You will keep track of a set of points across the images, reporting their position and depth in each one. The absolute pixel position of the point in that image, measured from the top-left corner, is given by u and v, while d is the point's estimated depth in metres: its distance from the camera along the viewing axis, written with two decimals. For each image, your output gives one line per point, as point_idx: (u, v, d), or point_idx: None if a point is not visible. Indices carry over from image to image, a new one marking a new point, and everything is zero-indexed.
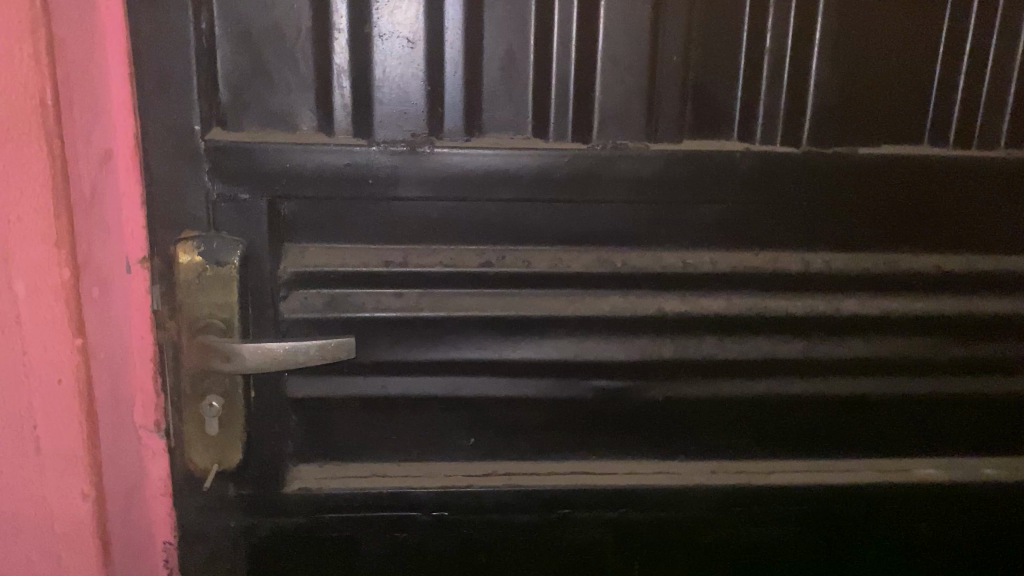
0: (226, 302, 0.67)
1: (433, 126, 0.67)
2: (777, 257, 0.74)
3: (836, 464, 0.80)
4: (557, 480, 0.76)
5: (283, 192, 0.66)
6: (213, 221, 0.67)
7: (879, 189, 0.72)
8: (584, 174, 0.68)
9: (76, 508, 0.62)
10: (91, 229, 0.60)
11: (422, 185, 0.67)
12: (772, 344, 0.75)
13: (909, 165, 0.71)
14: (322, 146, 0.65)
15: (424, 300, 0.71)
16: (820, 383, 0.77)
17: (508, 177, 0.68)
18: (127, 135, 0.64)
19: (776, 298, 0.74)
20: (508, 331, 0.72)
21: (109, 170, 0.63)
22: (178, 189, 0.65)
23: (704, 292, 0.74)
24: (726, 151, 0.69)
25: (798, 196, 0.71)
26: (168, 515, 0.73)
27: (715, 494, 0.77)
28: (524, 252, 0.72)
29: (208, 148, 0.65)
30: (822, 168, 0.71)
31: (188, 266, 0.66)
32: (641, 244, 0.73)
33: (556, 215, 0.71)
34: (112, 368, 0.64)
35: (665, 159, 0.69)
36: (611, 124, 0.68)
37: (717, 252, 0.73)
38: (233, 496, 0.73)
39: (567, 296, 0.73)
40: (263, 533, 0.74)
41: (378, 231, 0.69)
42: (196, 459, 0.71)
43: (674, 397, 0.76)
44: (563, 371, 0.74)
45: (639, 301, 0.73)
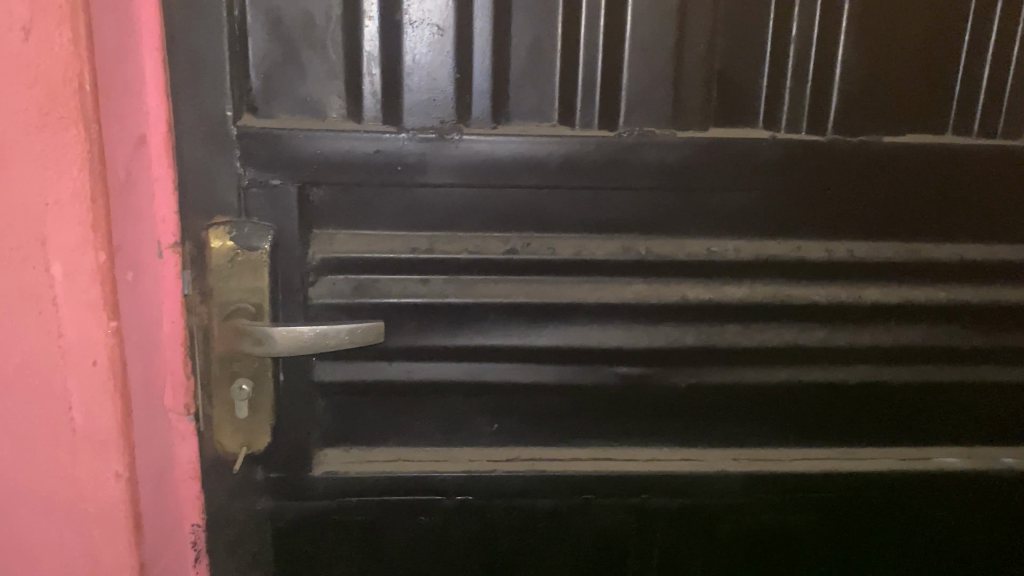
0: (256, 286, 0.68)
1: (461, 114, 0.67)
2: (799, 246, 0.74)
3: (856, 452, 0.80)
4: (581, 465, 0.76)
5: (313, 179, 0.67)
6: (244, 207, 0.68)
7: (901, 179, 0.72)
8: (610, 161, 0.69)
9: (109, 489, 0.63)
10: (125, 213, 0.61)
11: (449, 172, 0.68)
12: (794, 332, 0.75)
13: (932, 154, 0.72)
14: (351, 134, 0.66)
15: (450, 286, 0.72)
16: (841, 371, 0.77)
17: (534, 164, 0.68)
18: (160, 121, 0.65)
19: (798, 287, 0.75)
20: (533, 318, 0.73)
21: (142, 156, 0.64)
22: (210, 175, 0.66)
23: (728, 279, 0.74)
24: (751, 138, 0.69)
25: (820, 185, 0.72)
26: (196, 498, 0.74)
27: (737, 480, 0.78)
28: (550, 240, 0.72)
29: (240, 134, 0.65)
30: (845, 157, 0.71)
31: (220, 251, 0.68)
32: (665, 232, 0.73)
33: (582, 203, 0.71)
34: (144, 352, 0.65)
35: (691, 146, 0.69)
36: (637, 111, 0.68)
37: (741, 240, 0.74)
38: (260, 479, 0.74)
39: (592, 284, 0.73)
40: (289, 517, 0.75)
41: (404, 218, 0.70)
42: (225, 442, 0.72)
43: (696, 383, 0.76)
44: (587, 358, 0.74)
45: (662, 288, 0.73)
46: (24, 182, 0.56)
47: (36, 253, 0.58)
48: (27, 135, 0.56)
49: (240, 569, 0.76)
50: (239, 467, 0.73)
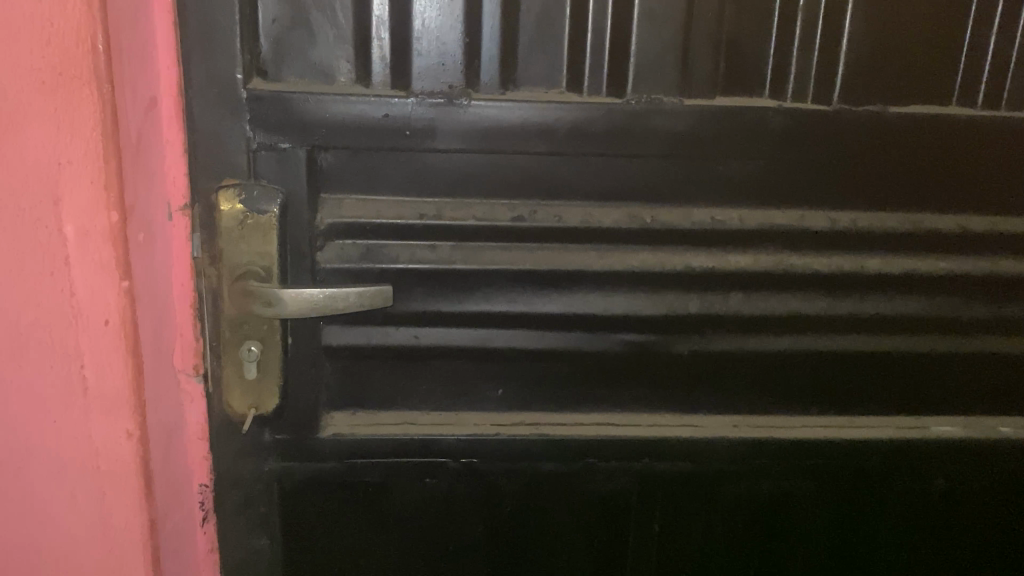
0: (265, 250, 0.69)
1: (470, 79, 0.67)
2: (803, 215, 0.75)
3: (855, 421, 0.81)
4: (584, 430, 0.77)
5: (322, 143, 0.67)
6: (253, 170, 0.68)
7: (905, 150, 0.73)
8: (617, 129, 0.69)
9: (120, 447, 0.64)
10: (137, 176, 0.62)
11: (458, 138, 0.69)
12: (796, 301, 0.76)
13: (937, 126, 0.72)
14: (360, 98, 0.66)
15: (457, 253, 0.72)
16: (842, 340, 0.78)
17: (543, 130, 0.69)
18: (171, 84, 0.65)
19: (802, 256, 0.75)
20: (538, 285, 0.74)
21: (154, 118, 0.64)
22: (220, 138, 0.67)
23: (733, 248, 0.75)
24: (759, 107, 0.70)
25: (826, 155, 0.72)
26: (205, 458, 0.75)
27: (737, 447, 0.79)
28: (556, 207, 0.73)
29: (250, 97, 0.66)
30: (852, 127, 0.71)
31: (229, 213, 0.68)
32: (671, 200, 0.74)
33: (589, 170, 0.72)
34: (155, 313, 0.66)
35: (698, 114, 0.70)
36: (645, 79, 0.69)
37: (746, 209, 0.74)
38: (268, 441, 0.75)
39: (597, 252, 0.74)
40: (296, 479, 0.76)
41: (412, 185, 0.71)
42: (233, 404, 0.73)
43: (699, 351, 0.77)
44: (591, 325, 0.75)
45: (667, 257, 0.74)
46: (39, 143, 0.57)
47: (50, 213, 0.58)
48: (41, 95, 0.56)
49: (248, 529, 0.77)
50: (247, 429, 0.73)
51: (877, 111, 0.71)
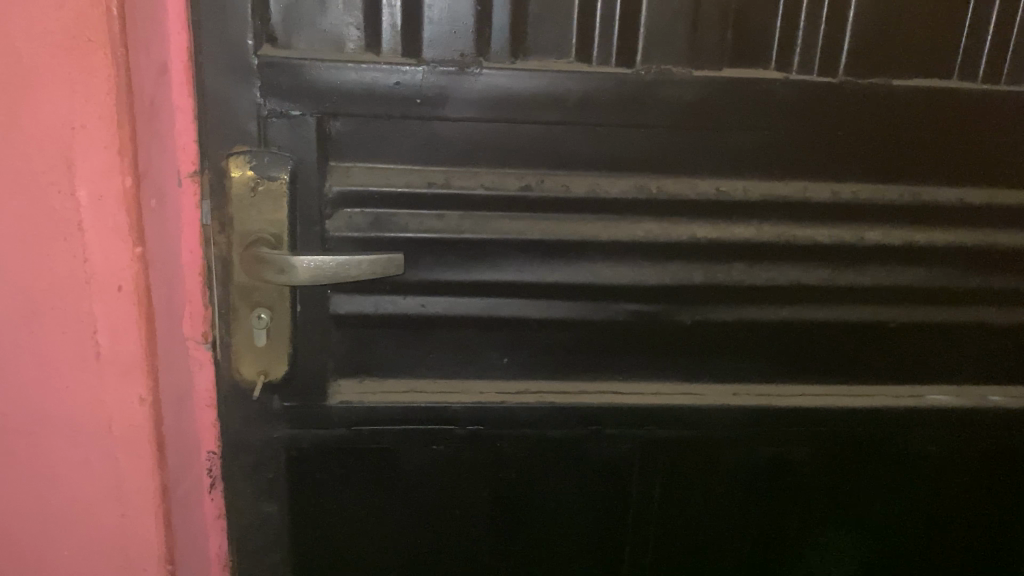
0: (276, 217, 0.69)
1: (481, 47, 0.67)
2: (806, 187, 0.76)
3: (852, 390, 0.83)
4: (588, 397, 0.79)
5: (333, 110, 0.67)
6: (265, 137, 0.68)
7: (907, 124, 0.74)
8: (626, 99, 0.70)
9: (133, 412, 0.65)
10: (149, 141, 0.62)
11: (468, 107, 0.69)
12: (798, 271, 0.78)
13: (940, 101, 0.73)
14: (371, 65, 0.66)
15: (466, 222, 0.73)
16: (841, 310, 0.80)
17: (553, 100, 0.69)
18: (181, 49, 0.65)
19: (804, 227, 0.77)
20: (546, 254, 0.74)
21: (165, 84, 0.64)
22: (231, 105, 0.66)
23: (736, 219, 0.76)
24: (766, 79, 0.70)
25: (828, 127, 0.74)
26: (213, 425, 0.75)
27: (738, 415, 0.81)
28: (563, 177, 0.73)
29: (261, 64, 0.65)
30: (856, 99, 0.72)
31: (240, 179, 0.68)
32: (676, 171, 0.75)
33: (596, 140, 0.73)
34: (166, 280, 0.66)
35: (706, 85, 0.70)
36: (654, 49, 0.69)
37: (750, 180, 0.75)
38: (276, 409, 0.75)
39: (603, 222, 0.75)
40: (304, 445, 0.77)
41: (421, 153, 0.71)
42: (243, 370, 0.73)
43: (702, 320, 0.78)
44: (597, 294, 0.76)
45: (673, 228, 0.75)
46: (53, 106, 0.57)
47: (63, 177, 0.58)
48: (56, 59, 0.56)
49: (256, 496, 0.78)
50: (257, 395, 0.74)
51: (882, 84, 0.72)
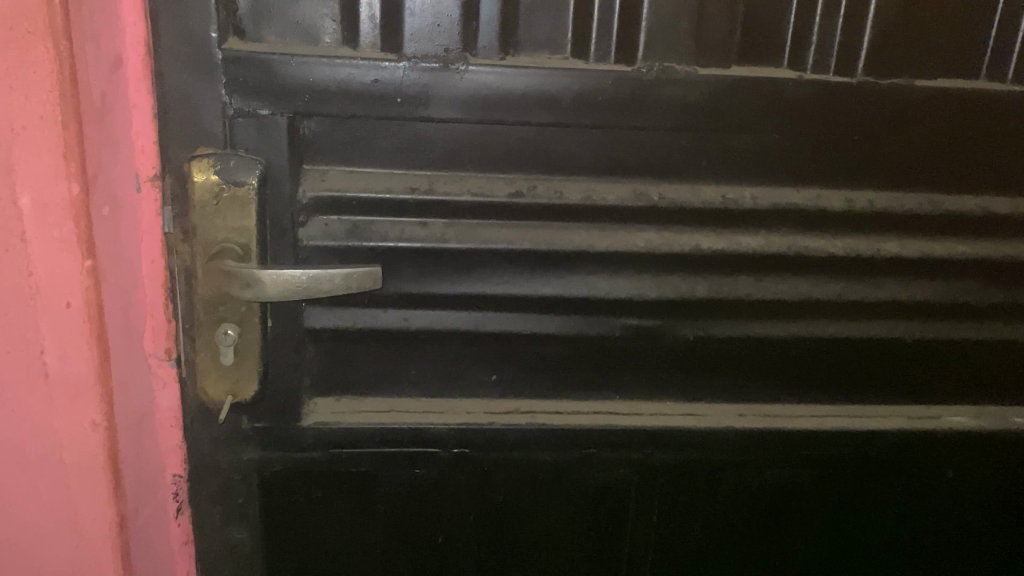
0: (243, 225, 0.63)
1: (467, 42, 0.62)
2: (817, 195, 0.71)
3: (865, 410, 0.78)
4: (582, 418, 0.73)
5: (305, 109, 0.62)
6: (230, 139, 0.62)
7: (927, 128, 0.68)
8: (626, 99, 0.64)
9: (85, 438, 0.59)
10: (100, 143, 0.56)
11: (453, 106, 0.63)
12: (808, 284, 0.72)
13: (962, 103, 0.68)
14: (348, 61, 0.61)
15: (451, 230, 0.68)
16: (854, 326, 0.74)
17: (545, 99, 0.63)
18: (138, 42, 0.59)
19: (816, 238, 0.71)
20: (538, 265, 0.69)
21: (119, 80, 0.58)
22: (193, 103, 0.61)
23: (743, 228, 0.70)
24: (777, 78, 0.65)
25: (843, 131, 0.68)
26: (178, 447, 0.70)
27: (743, 437, 0.75)
28: (557, 182, 0.68)
29: (225, 59, 0.60)
30: (874, 101, 0.67)
31: (203, 185, 0.62)
32: (678, 176, 0.69)
33: (591, 142, 0.67)
34: (122, 294, 0.60)
35: (713, 85, 0.64)
36: (657, 45, 0.63)
37: (757, 187, 0.70)
38: (246, 429, 0.70)
39: (599, 230, 0.69)
40: (277, 468, 0.71)
41: (402, 156, 0.66)
42: (209, 391, 0.67)
43: (705, 336, 0.73)
44: (592, 308, 0.71)
45: (675, 237, 0.70)
46: None
47: (4, 184, 0.53)
48: None
49: (226, 521, 0.73)
50: (224, 418, 0.68)
51: (901, 86, 0.66)
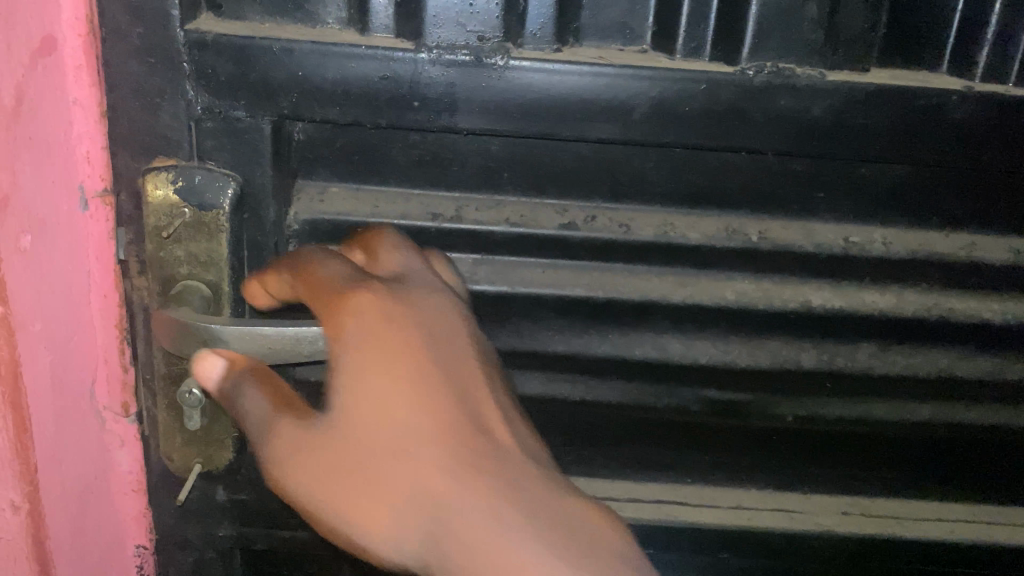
0: (211, 257, 0.49)
1: (509, 26, 0.46)
2: (973, 242, 0.53)
3: (1005, 515, 0.61)
4: (641, 510, 0.58)
5: (294, 113, 0.47)
6: (198, 148, 0.48)
7: (233, 379, 0.43)
8: (725, 112, 0.47)
9: (4, 521, 0.47)
10: (21, 154, 0.42)
11: (486, 116, 0.47)
12: (948, 359, 0.55)
13: (249, 377, 0.43)
14: (350, 49, 0.45)
15: (482, 269, 0.53)
16: (1006, 413, 0.57)
17: (613, 108, 0.47)
18: (77, 17, 0.44)
19: (965, 298, 0.54)
20: (591, 318, 0.54)
21: (49, 67, 0.43)
22: (149, 99, 0.46)
23: (866, 281, 0.54)
24: (936, 88, 0.47)
25: (383, 314, 0.40)
26: (141, 514, 0.57)
27: (844, 542, 0.60)
28: (623, 212, 0.52)
29: (187, 42, 0.45)
30: (365, 389, 0.39)
31: (157, 207, 0.48)
32: (787, 210, 0.52)
33: (671, 164, 0.51)
34: (56, 345, 0.47)
35: (845, 96, 0.46)
36: (772, 36, 0.46)
37: (892, 228, 0.53)
38: (221, 501, 0.57)
39: (676, 278, 0.53)
40: (258, 546, 0.59)
41: (423, 172, 0.51)
42: (174, 457, 0.54)
43: (806, 416, 0.56)
44: (660, 374, 0.55)
45: (776, 290, 0.53)
46: None
47: None
48: None
49: None
50: (185, 497, 0.55)
51: (400, 265, 0.44)
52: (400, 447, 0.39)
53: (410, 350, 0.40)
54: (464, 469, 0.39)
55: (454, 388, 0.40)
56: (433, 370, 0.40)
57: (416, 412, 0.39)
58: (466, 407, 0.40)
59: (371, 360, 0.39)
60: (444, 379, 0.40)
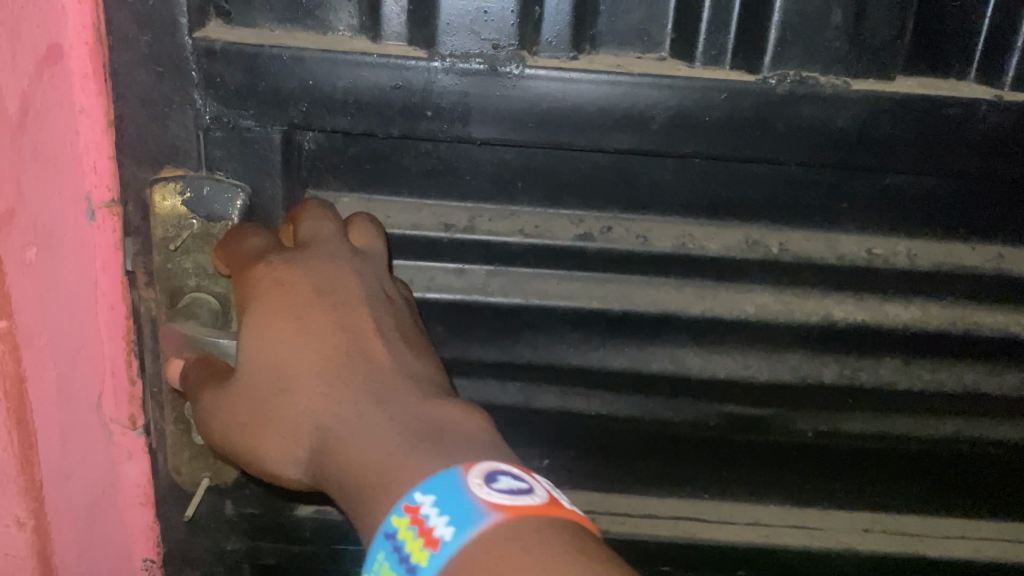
0: (219, 269, 0.48)
1: (525, 34, 0.44)
2: (1001, 254, 0.51)
3: None
4: (656, 525, 0.57)
5: (304, 122, 0.46)
6: (207, 158, 0.47)
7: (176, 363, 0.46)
8: (746, 122, 0.45)
9: (8, 537, 0.46)
10: (25, 166, 0.40)
11: (500, 125, 0.46)
12: (974, 374, 0.54)
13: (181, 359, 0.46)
14: (362, 58, 0.44)
15: (495, 280, 0.52)
16: None
17: (630, 118, 0.46)
18: (83, 25, 0.43)
19: (992, 312, 0.52)
20: (607, 331, 0.52)
21: (55, 77, 0.42)
22: (157, 109, 0.45)
23: (891, 294, 0.52)
24: (964, 97, 0.45)
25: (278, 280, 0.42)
26: (149, 527, 0.57)
27: (866, 560, 0.58)
28: (640, 223, 0.51)
29: (196, 50, 0.44)
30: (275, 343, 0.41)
31: (164, 217, 0.47)
32: (809, 221, 0.51)
33: (690, 174, 0.49)
34: (62, 359, 0.46)
35: (869, 105, 0.45)
36: (796, 43, 0.44)
37: (917, 239, 0.51)
38: (230, 516, 0.56)
39: (695, 290, 0.52)
40: (268, 561, 0.58)
41: (434, 181, 0.50)
42: (182, 472, 0.53)
43: (828, 431, 0.55)
44: (678, 388, 0.54)
45: (798, 302, 0.52)
46: None
47: None
48: None
49: None
50: (193, 513, 0.54)
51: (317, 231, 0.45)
52: (302, 394, 0.41)
53: (303, 302, 0.42)
54: (336, 395, 0.41)
55: (336, 322, 0.42)
56: (310, 309, 0.42)
57: (296, 347, 0.41)
58: (353, 343, 0.42)
59: (253, 310, 0.42)
60: (318, 313, 0.42)
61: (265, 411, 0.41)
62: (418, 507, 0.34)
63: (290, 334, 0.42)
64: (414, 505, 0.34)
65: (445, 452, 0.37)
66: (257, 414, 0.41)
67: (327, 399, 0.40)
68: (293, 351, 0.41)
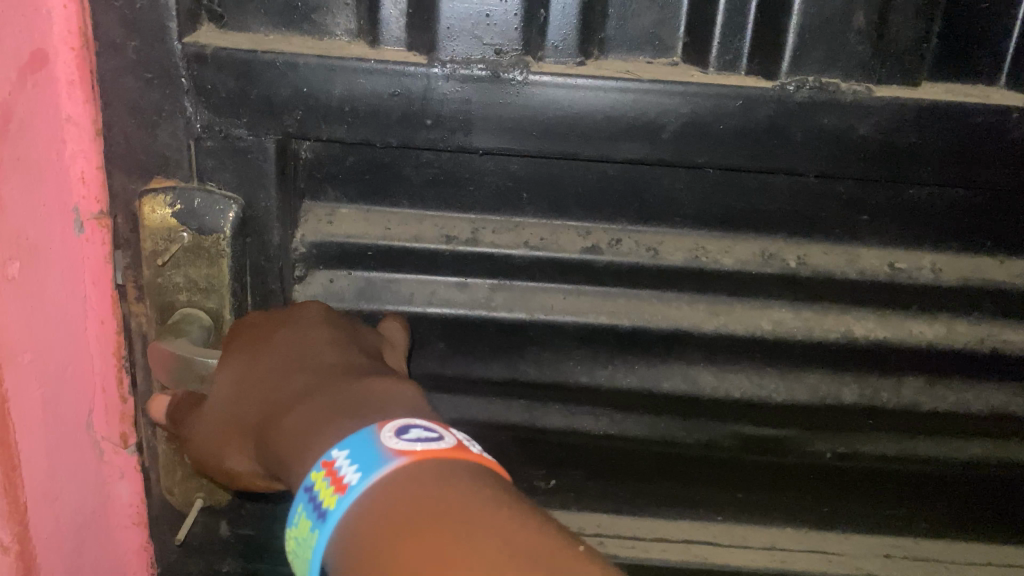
0: (211, 284, 0.46)
1: (530, 39, 0.43)
2: None
3: None
4: (665, 550, 0.55)
5: (299, 132, 0.44)
6: (198, 168, 0.45)
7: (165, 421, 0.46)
8: (763, 130, 0.43)
9: None
10: (8, 178, 0.38)
11: (504, 135, 0.44)
12: (1003, 395, 0.51)
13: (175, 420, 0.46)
14: (359, 63, 0.42)
15: (498, 295, 0.50)
16: None
17: (641, 126, 0.43)
18: (69, 30, 0.41)
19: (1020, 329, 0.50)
20: (615, 349, 0.50)
21: (39, 84, 0.40)
22: (146, 117, 0.43)
23: (914, 310, 0.50)
24: (993, 104, 0.43)
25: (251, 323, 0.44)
26: (142, 547, 0.55)
27: None
28: (650, 235, 0.49)
29: (186, 55, 0.42)
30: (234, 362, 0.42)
31: (154, 231, 0.46)
32: (827, 234, 0.49)
33: (701, 185, 0.47)
34: (49, 377, 0.44)
35: (892, 113, 0.43)
36: (817, 48, 0.42)
37: (941, 253, 0.49)
38: (225, 536, 0.54)
39: (707, 306, 0.50)
40: None
41: (436, 192, 0.48)
42: (175, 491, 0.52)
43: (848, 454, 0.52)
44: (690, 408, 0.51)
45: (816, 319, 0.50)
46: None
47: None
48: None
49: None
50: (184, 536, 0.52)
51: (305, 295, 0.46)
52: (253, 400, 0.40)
53: (265, 326, 0.43)
54: (278, 387, 0.40)
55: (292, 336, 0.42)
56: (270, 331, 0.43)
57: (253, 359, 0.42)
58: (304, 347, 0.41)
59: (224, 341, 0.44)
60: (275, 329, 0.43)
61: (224, 411, 0.41)
62: (333, 463, 0.31)
63: (254, 339, 0.43)
64: (329, 458, 0.31)
65: (358, 415, 0.34)
66: (218, 417, 0.41)
67: (272, 394, 0.39)
68: (249, 353, 0.42)
